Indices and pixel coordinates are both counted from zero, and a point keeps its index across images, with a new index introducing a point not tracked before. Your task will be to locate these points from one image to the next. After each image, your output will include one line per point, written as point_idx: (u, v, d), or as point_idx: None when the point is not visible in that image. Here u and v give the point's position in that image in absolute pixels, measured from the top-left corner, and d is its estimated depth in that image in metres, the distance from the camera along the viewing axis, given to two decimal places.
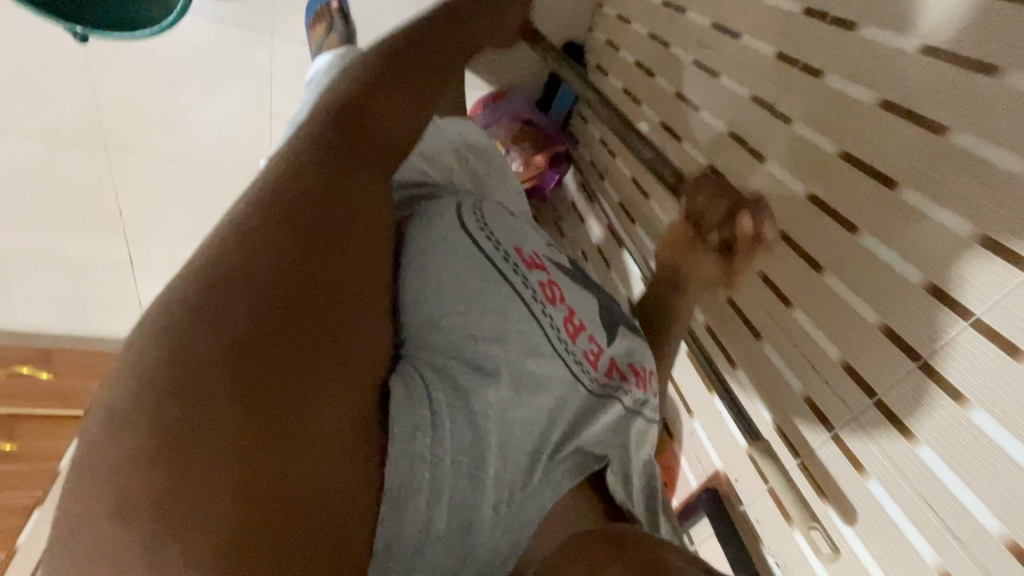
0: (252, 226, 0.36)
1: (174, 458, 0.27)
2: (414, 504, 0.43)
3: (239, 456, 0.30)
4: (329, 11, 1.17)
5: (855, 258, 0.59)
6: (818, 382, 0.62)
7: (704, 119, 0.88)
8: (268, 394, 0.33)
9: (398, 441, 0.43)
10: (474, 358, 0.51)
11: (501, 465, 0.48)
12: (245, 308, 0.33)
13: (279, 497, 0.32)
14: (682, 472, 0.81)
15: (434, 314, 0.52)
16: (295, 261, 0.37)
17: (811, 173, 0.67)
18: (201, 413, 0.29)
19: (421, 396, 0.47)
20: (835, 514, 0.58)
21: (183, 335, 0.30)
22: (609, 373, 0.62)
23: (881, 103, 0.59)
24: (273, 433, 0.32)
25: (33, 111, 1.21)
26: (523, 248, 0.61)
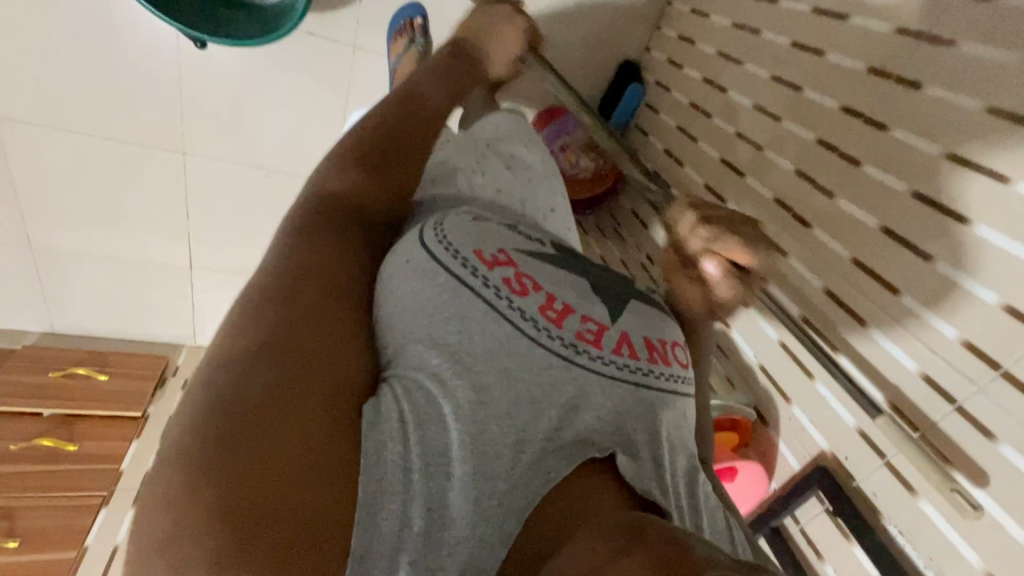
0: (242, 322, 0.50)
1: (183, 492, 0.39)
2: (385, 514, 0.43)
3: (242, 470, 0.40)
4: (411, 26, 1.19)
5: (967, 247, 0.66)
6: (935, 361, 0.68)
7: (785, 128, 0.95)
8: (248, 418, 0.43)
9: (369, 459, 0.44)
10: (437, 366, 0.53)
11: (477, 460, 0.48)
12: (226, 378, 0.45)
13: (272, 499, 0.40)
14: (782, 455, 0.86)
15: (400, 340, 0.56)
16: (263, 333, 0.49)
17: (911, 173, 0.73)
18: (192, 460, 0.40)
19: (389, 407, 0.49)
20: (965, 479, 0.64)
21: (192, 413, 0.43)
22: (619, 348, 0.59)
23: (987, 109, 0.66)
24: (263, 453, 0.41)
25: (117, 115, 1.23)
26: (485, 248, 0.62)
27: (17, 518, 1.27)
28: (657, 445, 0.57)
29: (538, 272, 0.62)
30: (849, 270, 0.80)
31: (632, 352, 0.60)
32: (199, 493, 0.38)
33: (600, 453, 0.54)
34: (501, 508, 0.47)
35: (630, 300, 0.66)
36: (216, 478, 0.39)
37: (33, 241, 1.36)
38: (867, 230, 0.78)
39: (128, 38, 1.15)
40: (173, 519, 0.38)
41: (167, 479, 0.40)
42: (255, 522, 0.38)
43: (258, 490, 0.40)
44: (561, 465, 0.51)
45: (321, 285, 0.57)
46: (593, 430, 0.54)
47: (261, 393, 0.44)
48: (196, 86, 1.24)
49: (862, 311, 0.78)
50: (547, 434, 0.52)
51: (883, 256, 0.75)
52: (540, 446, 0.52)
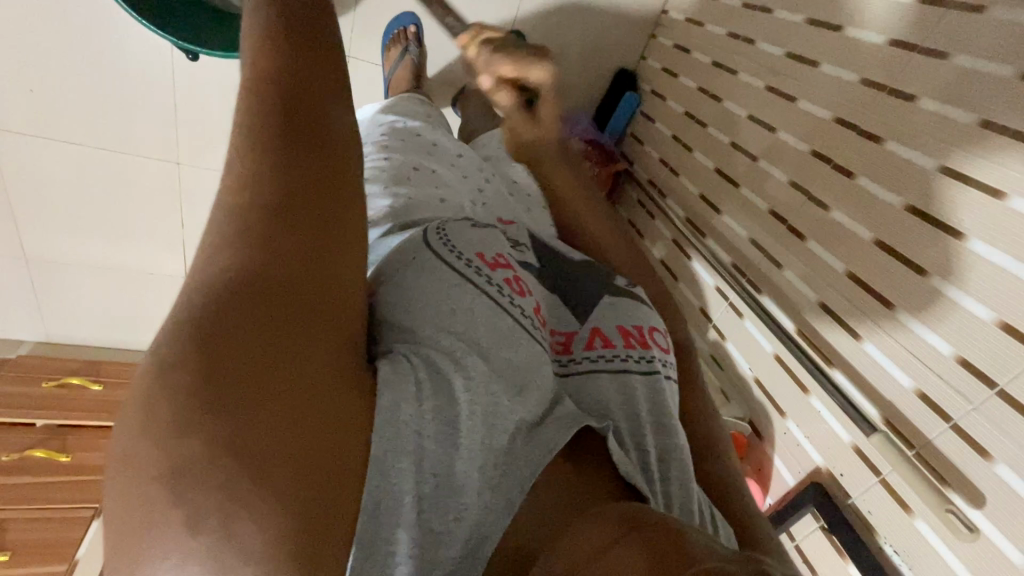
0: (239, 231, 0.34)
1: (181, 472, 0.27)
2: (392, 489, 0.36)
3: (246, 419, 0.29)
4: (406, 35, 1.20)
5: (963, 263, 0.65)
6: (930, 378, 0.67)
7: (780, 139, 0.95)
8: (258, 370, 0.30)
9: (382, 411, 0.37)
10: (448, 345, 0.46)
11: (486, 434, 0.43)
12: (225, 312, 0.31)
13: (287, 446, 0.30)
14: (778, 470, 0.85)
15: (406, 315, 0.47)
16: (272, 249, 0.33)
17: (906, 187, 0.73)
18: (192, 425, 0.28)
19: (406, 372, 0.41)
20: (962, 500, 0.62)
21: (178, 354, 0.29)
22: (590, 345, 0.58)
23: (982, 123, 0.65)
24: (264, 388, 0.30)
25: (111, 124, 1.23)
26: (486, 250, 0.56)
27: (7, 532, 1.24)
28: (665, 432, 0.53)
29: (530, 278, 0.58)
30: (843, 282, 0.80)
31: (605, 343, 0.58)
32: (210, 472, 0.27)
33: (597, 425, 0.49)
34: (507, 484, 0.43)
35: (609, 294, 0.63)
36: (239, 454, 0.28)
37: (27, 251, 1.36)
38: (862, 244, 0.77)
39: (122, 49, 1.15)
40: (156, 484, 0.27)
41: (134, 425, 0.28)
42: (275, 475, 0.29)
43: (267, 438, 0.29)
44: (559, 433, 0.46)
45: (306, 157, 0.37)
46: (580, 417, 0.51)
47: (245, 306, 0.31)
48: (190, 97, 1.24)
49: (856, 325, 0.77)
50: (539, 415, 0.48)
51: (877, 269, 0.75)
52: (529, 429, 0.46)
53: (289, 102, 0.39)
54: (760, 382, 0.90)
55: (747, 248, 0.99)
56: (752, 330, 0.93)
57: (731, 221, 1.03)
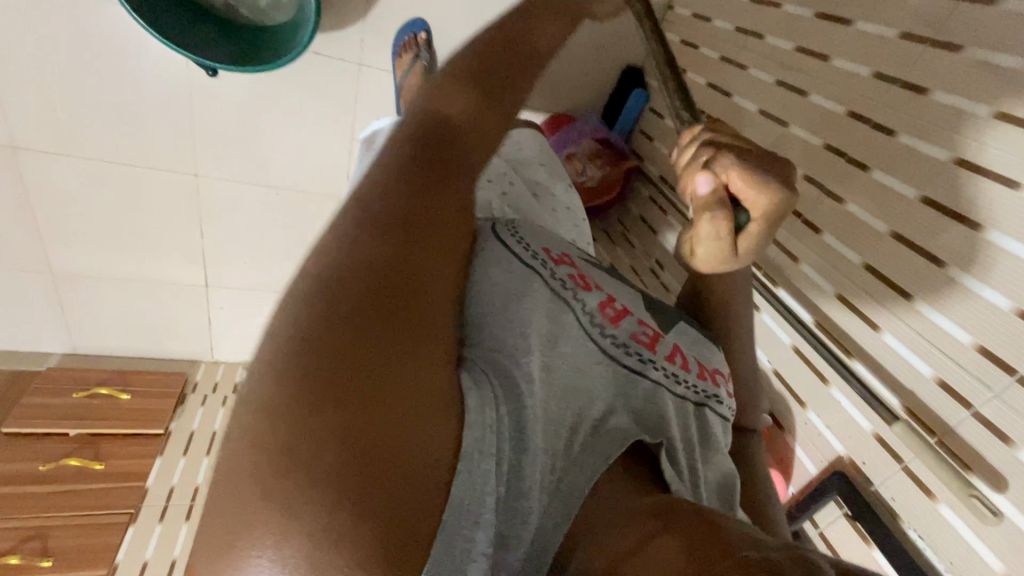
0: (357, 238, 0.40)
1: (289, 445, 0.31)
2: (476, 485, 0.38)
3: (351, 404, 0.33)
4: (417, 41, 1.21)
5: (983, 254, 0.66)
6: (952, 367, 0.68)
7: (793, 133, 0.96)
8: (363, 362, 0.35)
9: (471, 414, 0.39)
10: (516, 342, 0.48)
11: (548, 435, 0.44)
12: (343, 309, 0.36)
13: (378, 451, 0.32)
14: (799, 460, 0.87)
15: (479, 312, 0.51)
16: (386, 262, 0.40)
17: (921, 179, 0.74)
18: (307, 403, 0.32)
19: (480, 377, 0.43)
20: (984, 484, 0.64)
21: (303, 341, 0.34)
22: (672, 356, 0.60)
23: (996, 116, 0.66)
24: (370, 394, 0.34)
25: (130, 139, 1.26)
26: (552, 249, 0.62)
27: (49, 538, 1.29)
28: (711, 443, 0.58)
29: (598, 276, 0.63)
30: (859, 273, 0.81)
31: (683, 363, 0.61)
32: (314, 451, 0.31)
33: (652, 439, 0.52)
34: (567, 483, 0.44)
35: (681, 320, 0.67)
36: (343, 436, 0.32)
37: (52, 265, 1.39)
38: (879, 236, 0.79)
39: (140, 65, 1.17)
40: (262, 464, 0.30)
41: (260, 404, 0.32)
42: (368, 477, 0.31)
43: (365, 440, 0.32)
44: (613, 445, 0.48)
45: (419, 190, 0.45)
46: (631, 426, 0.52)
47: (365, 322, 0.36)
48: (206, 110, 1.26)
49: (875, 317, 0.78)
50: (598, 415, 0.50)
51: (896, 261, 0.76)
52: (593, 426, 0.49)
53: (430, 144, 0.48)
54: (779, 374, 0.92)
55: None
56: (771, 324, 0.95)
57: None
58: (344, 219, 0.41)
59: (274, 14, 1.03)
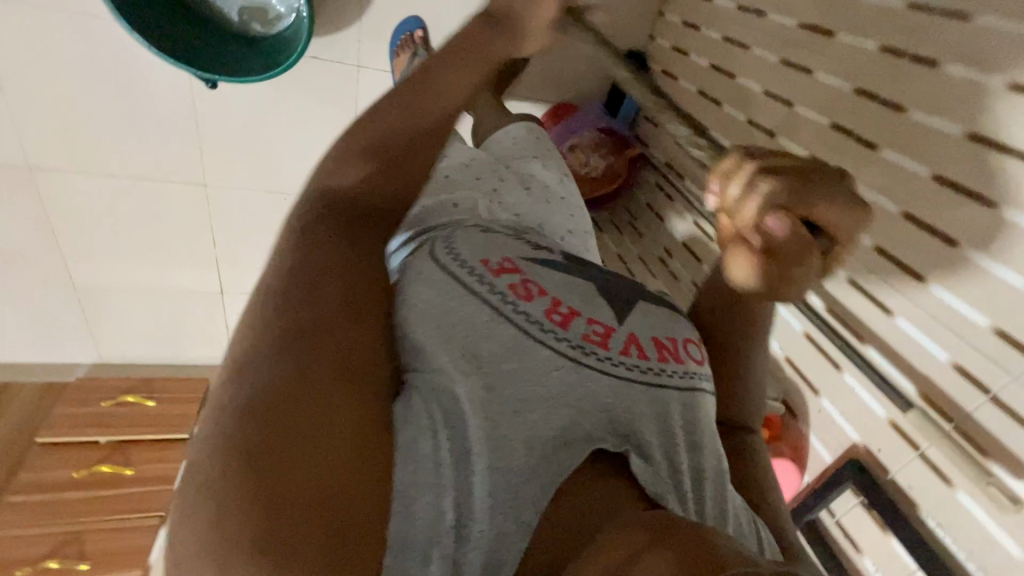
0: (264, 319, 0.48)
1: (213, 504, 0.37)
2: (418, 498, 0.44)
3: (258, 460, 0.39)
4: (413, 39, 1.21)
5: (1000, 232, 0.63)
6: (968, 350, 0.66)
7: (798, 113, 0.93)
8: (267, 422, 0.41)
9: (400, 451, 0.46)
10: (454, 369, 0.51)
11: (494, 456, 0.46)
12: (249, 379, 0.43)
13: (312, 486, 0.39)
14: (814, 448, 0.85)
15: (418, 341, 0.53)
16: (286, 330, 0.47)
17: (931, 156, 0.71)
18: (221, 466, 0.39)
19: (417, 412, 0.49)
20: (1003, 470, 0.62)
21: (221, 416, 0.41)
22: (628, 348, 0.57)
23: (1010, 86, 0.63)
24: (295, 440, 0.40)
25: (140, 155, 1.29)
26: (491, 257, 0.60)
27: (84, 543, 1.35)
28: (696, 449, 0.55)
29: (543, 277, 0.60)
30: (868, 256, 0.79)
31: (641, 352, 0.57)
32: (227, 506, 0.37)
33: (614, 446, 0.51)
34: (517, 501, 0.46)
35: (641, 300, 0.64)
36: (254, 488, 0.38)
37: (75, 281, 1.44)
38: (889, 217, 0.76)
39: (144, 81, 1.19)
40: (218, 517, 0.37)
41: (208, 474, 0.39)
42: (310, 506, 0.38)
43: (300, 478, 0.39)
44: (572, 457, 0.49)
45: (314, 261, 0.53)
46: (598, 430, 0.51)
47: (280, 381, 0.43)
48: (210, 121, 1.28)
49: (887, 301, 0.76)
50: (555, 431, 0.49)
51: (908, 243, 0.73)
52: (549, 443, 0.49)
53: (321, 222, 0.57)
54: (791, 361, 0.90)
55: None
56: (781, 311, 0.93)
57: None
58: (257, 305, 0.50)
59: (283, 20, 1.03)
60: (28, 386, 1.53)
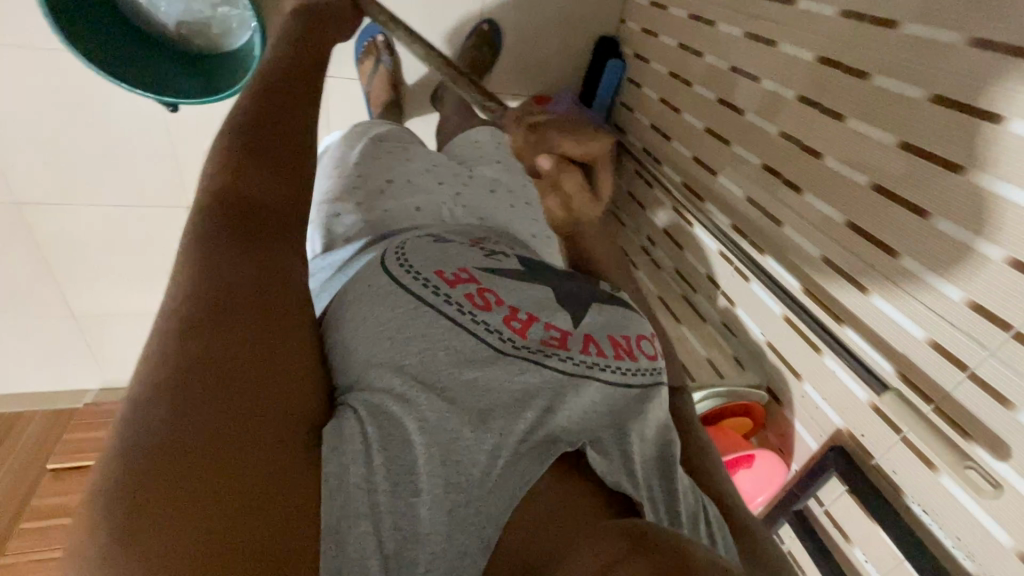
0: (170, 341, 0.43)
1: (122, 554, 0.33)
2: (349, 522, 0.42)
3: (172, 498, 0.36)
4: (375, 45, 1.24)
5: (968, 199, 0.60)
6: (942, 326, 0.62)
7: (765, 88, 0.89)
8: (182, 456, 0.37)
9: (330, 478, 0.43)
10: (399, 388, 0.49)
11: (446, 472, 0.46)
12: (150, 412, 0.38)
13: (251, 496, 0.38)
14: (799, 435, 0.82)
15: (359, 362, 0.52)
16: (197, 351, 0.42)
17: (897, 123, 0.67)
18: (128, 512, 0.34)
19: (352, 433, 0.46)
20: (985, 451, 0.58)
21: (120, 456, 0.36)
22: (586, 348, 0.58)
23: (972, 43, 0.60)
24: (232, 452, 0.39)
25: (123, 183, 1.31)
26: (446, 267, 0.59)
27: None
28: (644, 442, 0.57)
29: (502, 285, 0.60)
30: (841, 232, 0.75)
31: (599, 350, 0.58)
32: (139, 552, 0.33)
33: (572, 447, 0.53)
34: (465, 515, 0.46)
35: (595, 300, 0.65)
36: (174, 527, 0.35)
37: (75, 309, 1.48)
38: (859, 190, 0.73)
39: (117, 109, 1.21)
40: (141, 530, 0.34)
41: (125, 484, 0.35)
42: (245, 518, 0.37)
43: (238, 489, 0.38)
44: (532, 466, 0.50)
45: (225, 272, 0.48)
46: (562, 431, 0.53)
47: (213, 388, 0.41)
48: (186, 143, 1.29)
49: (861, 278, 0.72)
50: (515, 440, 0.50)
51: (879, 216, 0.70)
52: (511, 450, 0.50)
53: (236, 224, 0.51)
54: (772, 346, 0.87)
55: (743, 207, 0.94)
56: (759, 294, 0.89)
57: (727, 183, 0.99)
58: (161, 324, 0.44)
59: (229, 38, 1.03)
60: (42, 412, 1.60)
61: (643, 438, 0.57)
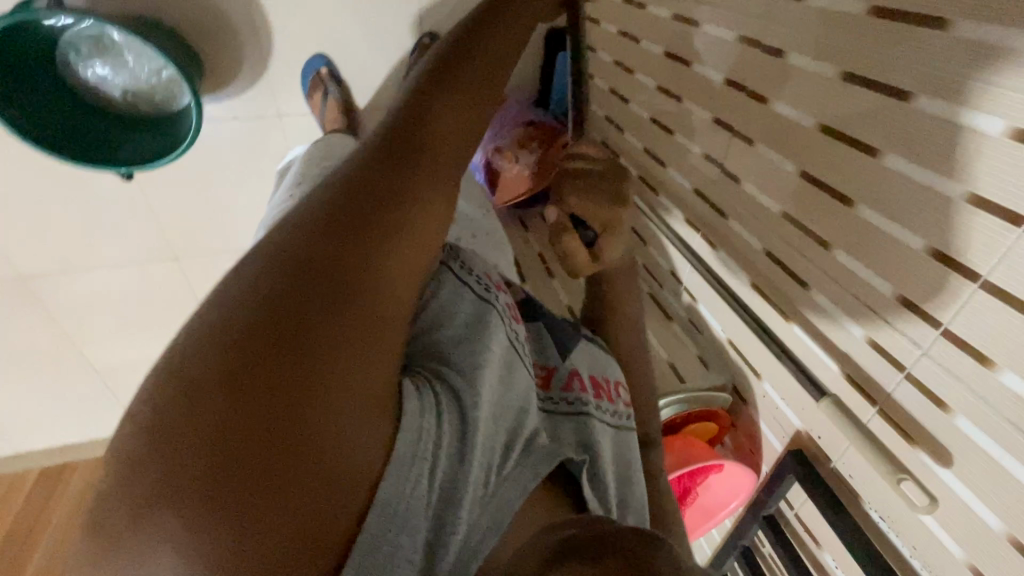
0: (309, 246, 0.40)
1: (186, 456, 0.32)
2: (406, 489, 0.41)
3: (248, 419, 0.33)
4: (321, 78, 1.21)
5: (885, 185, 0.54)
6: (879, 323, 0.57)
7: (697, 71, 0.84)
8: (269, 379, 0.34)
9: (409, 422, 0.42)
10: (460, 360, 0.51)
11: (484, 452, 0.47)
12: (262, 316, 0.36)
13: (294, 460, 0.34)
14: (765, 437, 0.78)
15: (433, 324, 0.55)
16: (331, 271, 0.39)
17: (814, 104, 0.61)
18: (214, 420, 0.33)
19: (429, 392, 0.46)
20: (929, 458, 0.54)
21: (214, 357, 0.34)
22: (569, 384, 0.62)
23: (873, 13, 0.53)
24: (297, 398, 0.35)
25: (110, 246, 1.38)
26: (492, 275, 0.65)
27: None
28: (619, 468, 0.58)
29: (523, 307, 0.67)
30: (778, 223, 0.70)
31: (582, 386, 0.62)
32: (201, 459, 0.32)
33: (576, 455, 0.53)
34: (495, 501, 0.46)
35: (579, 340, 0.68)
36: (240, 444, 0.33)
37: (94, 364, 1.59)
38: (788, 177, 0.67)
39: (92, 182, 1.27)
40: (167, 448, 0.32)
41: (216, 381, 0.34)
42: (263, 484, 0.33)
43: (274, 451, 0.34)
44: (544, 460, 0.50)
45: (378, 188, 0.45)
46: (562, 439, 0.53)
47: (332, 320, 0.38)
48: (161, 199, 1.34)
49: (800, 271, 0.68)
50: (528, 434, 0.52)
51: (809, 205, 0.64)
52: (522, 447, 0.51)
53: (402, 138, 0.49)
54: (733, 344, 0.83)
55: (693, 200, 0.90)
56: (715, 290, 0.85)
57: (676, 173, 0.94)
58: (295, 229, 0.41)
59: (170, 102, 1.08)
60: (85, 460, 1.80)
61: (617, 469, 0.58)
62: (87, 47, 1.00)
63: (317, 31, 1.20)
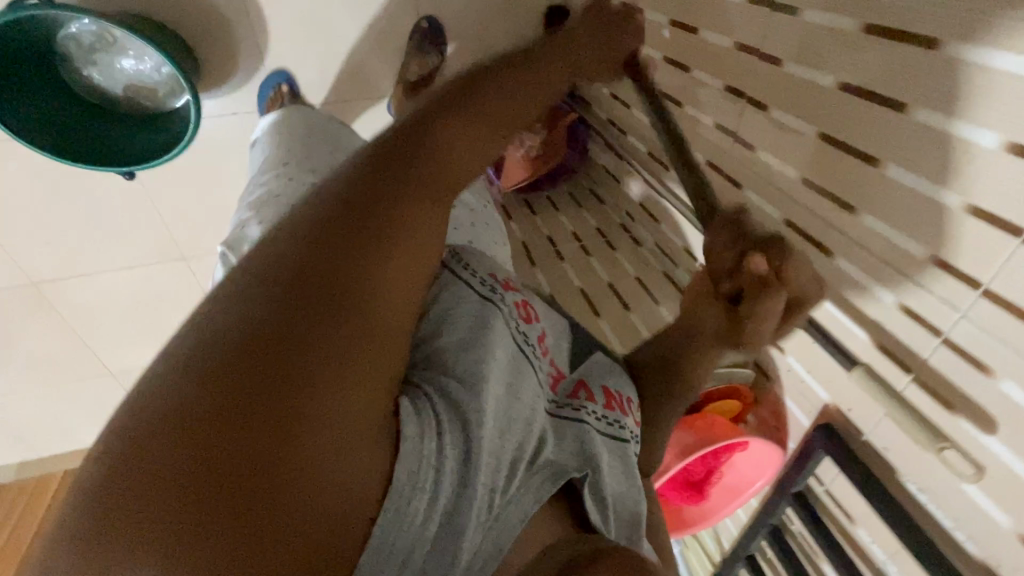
0: (299, 260, 0.38)
1: (148, 486, 0.28)
2: (404, 520, 0.35)
3: (218, 447, 0.30)
4: (281, 92, 1.18)
5: (913, 141, 0.51)
6: (912, 288, 0.54)
7: (707, 37, 0.80)
8: (242, 405, 0.31)
9: (409, 444, 0.37)
10: (466, 369, 0.46)
11: (493, 470, 0.41)
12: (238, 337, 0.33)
13: (268, 492, 0.30)
14: (792, 413, 0.76)
15: (432, 334, 0.50)
16: (317, 287, 0.37)
17: (833, 60, 0.58)
18: (180, 448, 0.29)
19: (431, 409, 0.41)
20: (971, 425, 0.51)
21: (184, 381, 0.31)
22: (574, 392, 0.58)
23: None
24: (275, 423, 0.31)
25: (117, 249, 1.38)
26: (499, 275, 0.60)
27: None
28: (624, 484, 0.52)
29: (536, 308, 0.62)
30: (799, 189, 0.67)
31: (589, 395, 0.58)
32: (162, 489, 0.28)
33: (577, 472, 0.47)
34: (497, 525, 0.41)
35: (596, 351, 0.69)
36: (206, 475, 0.29)
37: (110, 367, 1.60)
38: (808, 140, 0.64)
39: (94, 185, 1.26)
40: (139, 469, 0.29)
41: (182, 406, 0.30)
42: (231, 519, 0.28)
43: (243, 482, 0.29)
44: (544, 483, 0.45)
45: (371, 197, 0.42)
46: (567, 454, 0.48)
47: (312, 343, 0.34)
48: (165, 200, 1.33)
49: (825, 238, 0.65)
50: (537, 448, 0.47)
51: (831, 168, 0.61)
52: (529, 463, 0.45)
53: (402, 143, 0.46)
54: None
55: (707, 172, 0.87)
56: None
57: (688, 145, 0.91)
58: (280, 250, 0.39)
59: (171, 99, 1.07)
60: None
61: (621, 487, 0.51)
62: (92, 43, 0.99)
63: (312, 19, 1.17)
